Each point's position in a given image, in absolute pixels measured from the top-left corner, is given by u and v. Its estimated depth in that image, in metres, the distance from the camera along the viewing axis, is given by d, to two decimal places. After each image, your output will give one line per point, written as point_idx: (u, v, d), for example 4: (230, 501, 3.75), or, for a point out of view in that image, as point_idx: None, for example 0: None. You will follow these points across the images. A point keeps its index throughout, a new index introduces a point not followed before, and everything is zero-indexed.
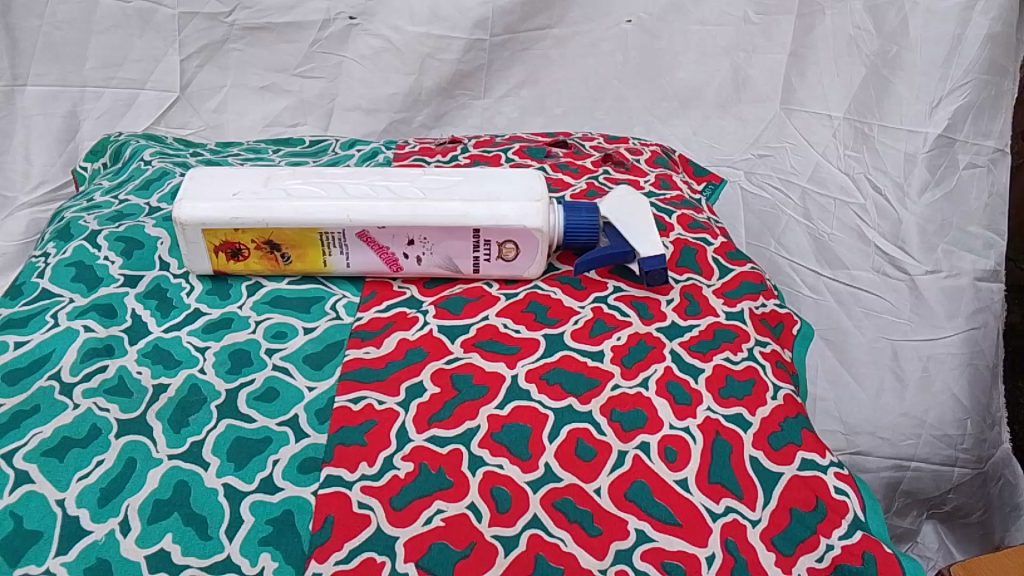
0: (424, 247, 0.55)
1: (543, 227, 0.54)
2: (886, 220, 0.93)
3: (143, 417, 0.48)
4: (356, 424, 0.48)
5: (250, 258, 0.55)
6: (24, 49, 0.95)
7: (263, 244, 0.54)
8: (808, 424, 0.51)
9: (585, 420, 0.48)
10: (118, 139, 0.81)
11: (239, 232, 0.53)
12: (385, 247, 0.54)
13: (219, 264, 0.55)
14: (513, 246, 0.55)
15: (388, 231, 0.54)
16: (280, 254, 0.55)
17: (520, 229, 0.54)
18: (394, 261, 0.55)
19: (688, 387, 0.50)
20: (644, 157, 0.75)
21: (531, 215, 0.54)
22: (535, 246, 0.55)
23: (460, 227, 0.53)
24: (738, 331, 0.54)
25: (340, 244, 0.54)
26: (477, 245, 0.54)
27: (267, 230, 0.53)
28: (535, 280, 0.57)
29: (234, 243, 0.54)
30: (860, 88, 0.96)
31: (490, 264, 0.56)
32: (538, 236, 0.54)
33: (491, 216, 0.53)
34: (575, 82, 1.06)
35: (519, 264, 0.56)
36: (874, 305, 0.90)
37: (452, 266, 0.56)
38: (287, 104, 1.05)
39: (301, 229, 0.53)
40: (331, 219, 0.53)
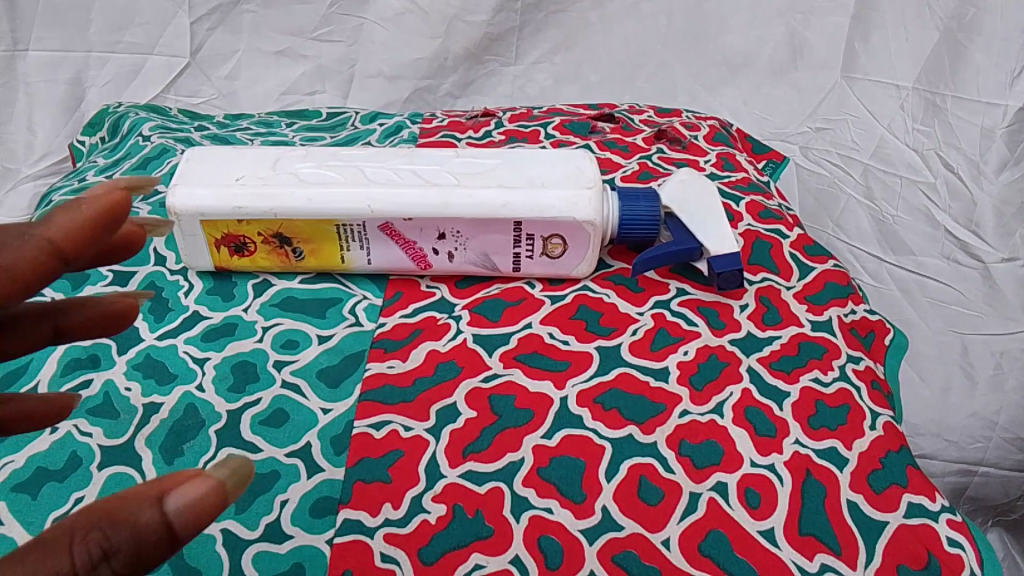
0: (457, 242, 0.47)
1: (596, 219, 0.46)
2: (958, 200, 0.84)
3: (131, 444, 0.41)
4: (378, 455, 0.40)
5: (257, 253, 0.47)
6: (23, 13, 0.88)
7: (271, 238, 0.46)
8: (912, 460, 0.43)
9: (650, 454, 0.41)
10: (117, 110, 0.73)
11: (243, 224, 0.46)
12: (412, 241, 0.47)
13: (221, 260, 0.48)
14: (560, 241, 0.47)
15: (415, 224, 0.46)
16: (291, 249, 0.47)
17: (568, 222, 0.46)
18: (422, 258, 0.48)
19: (771, 416, 0.42)
20: (702, 133, 0.67)
21: (582, 205, 0.45)
22: (586, 241, 0.47)
23: (498, 219, 0.45)
24: (826, 345, 0.46)
25: (359, 238, 0.46)
26: (518, 240, 0.47)
27: (275, 221, 0.45)
28: (585, 280, 0.49)
29: (237, 236, 0.46)
30: (932, 54, 0.86)
31: (533, 261, 0.48)
32: (590, 229, 0.46)
33: (535, 207, 0.45)
34: (616, 48, 0.97)
35: (567, 262, 0.48)
36: (943, 295, 0.81)
37: (489, 263, 0.48)
38: (305, 70, 0.97)
39: (314, 221, 0.45)
40: (349, 209, 0.45)
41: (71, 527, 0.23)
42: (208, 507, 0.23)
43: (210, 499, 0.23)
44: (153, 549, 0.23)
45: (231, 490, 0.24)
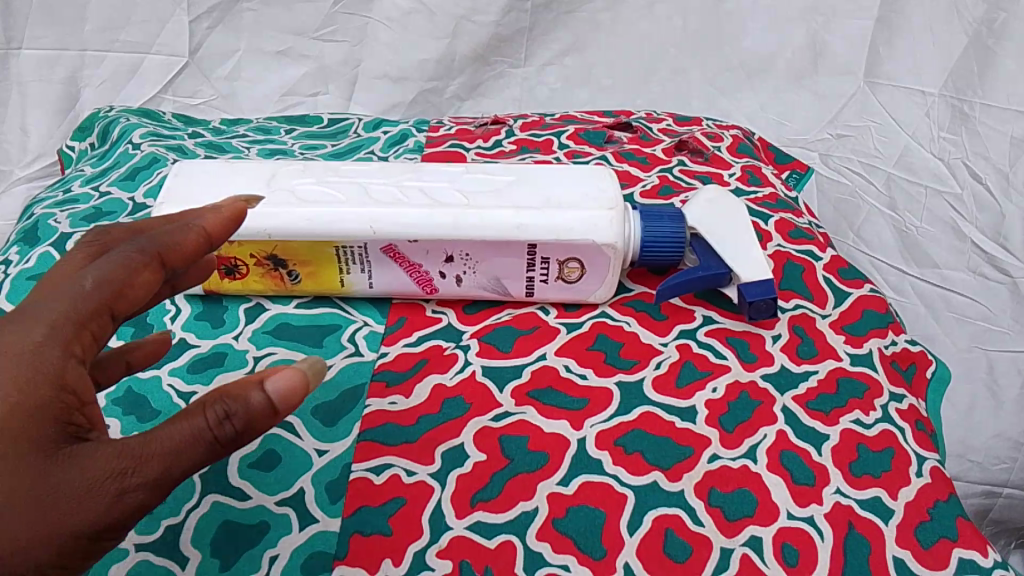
0: (466, 265, 0.43)
1: (618, 243, 0.42)
2: (985, 212, 0.80)
3: None
4: (378, 503, 0.37)
5: (250, 275, 0.43)
6: (17, 10, 0.84)
7: (265, 259, 0.43)
8: (963, 511, 0.39)
9: (677, 504, 0.37)
10: (107, 114, 0.69)
11: (235, 244, 0.42)
12: (417, 264, 0.43)
13: (211, 282, 0.44)
14: (578, 265, 0.43)
15: (421, 245, 0.42)
16: (286, 271, 0.43)
17: (587, 245, 0.42)
18: (428, 281, 0.44)
19: (809, 461, 0.39)
20: (725, 143, 0.63)
21: (602, 227, 0.42)
22: (606, 266, 0.43)
23: (511, 242, 0.42)
24: (867, 381, 0.43)
25: (360, 260, 0.43)
26: (532, 264, 0.43)
27: (269, 242, 0.42)
28: (604, 305, 0.45)
29: (228, 258, 0.43)
30: (960, 60, 0.82)
31: (547, 286, 0.44)
32: (610, 254, 0.42)
33: (551, 228, 0.42)
34: (629, 49, 0.93)
35: (584, 287, 0.44)
36: (968, 310, 0.78)
37: (499, 287, 0.44)
38: (307, 71, 0.94)
39: (311, 242, 0.42)
40: (349, 230, 0.41)
41: (198, 400, 0.26)
42: (300, 387, 0.27)
43: (300, 381, 0.27)
44: (262, 420, 0.26)
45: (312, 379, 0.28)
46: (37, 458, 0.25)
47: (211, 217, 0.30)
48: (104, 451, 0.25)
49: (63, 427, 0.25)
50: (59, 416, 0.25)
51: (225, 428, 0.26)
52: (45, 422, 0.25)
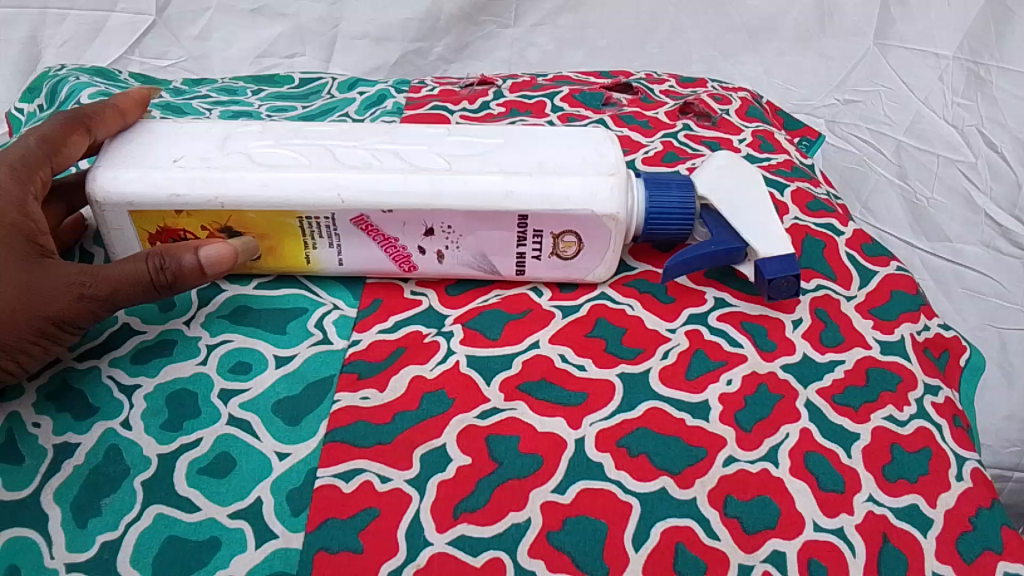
0: (449, 239, 0.38)
1: (620, 214, 0.37)
2: (1002, 182, 0.74)
3: (36, 498, 0.32)
4: (347, 515, 0.32)
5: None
6: None
7: (218, 232, 0.37)
8: (1007, 519, 0.35)
9: (689, 515, 0.32)
10: (57, 74, 0.63)
11: (183, 215, 0.37)
12: (393, 239, 0.38)
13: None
14: (575, 239, 0.38)
15: (397, 217, 0.37)
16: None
17: (585, 216, 0.37)
18: (405, 258, 0.39)
19: (837, 464, 0.34)
20: (734, 107, 0.58)
21: (602, 196, 0.37)
22: (606, 241, 0.38)
23: (499, 212, 0.37)
24: (899, 372, 0.38)
25: (328, 233, 0.38)
26: (522, 237, 0.38)
27: (224, 212, 0.37)
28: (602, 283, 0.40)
29: (176, 230, 0.37)
30: (976, 20, 0.78)
31: (540, 263, 0.39)
32: (611, 225, 0.37)
33: (545, 197, 0.36)
34: (626, 7, 0.88)
35: (581, 264, 0.39)
36: (980, 285, 0.72)
37: (487, 265, 0.39)
38: (283, 30, 0.87)
39: (272, 212, 0.37)
40: (313, 198, 0.36)
41: (145, 252, 0.35)
42: (226, 259, 0.36)
43: (227, 255, 0.36)
44: (190, 278, 0.35)
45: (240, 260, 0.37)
46: (14, 265, 0.34)
47: (123, 98, 0.40)
48: (67, 270, 0.35)
49: (32, 245, 0.35)
50: (27, 238, 0.35)
51: (162, 274, 0.35)
52: (19, 239, 0.35)
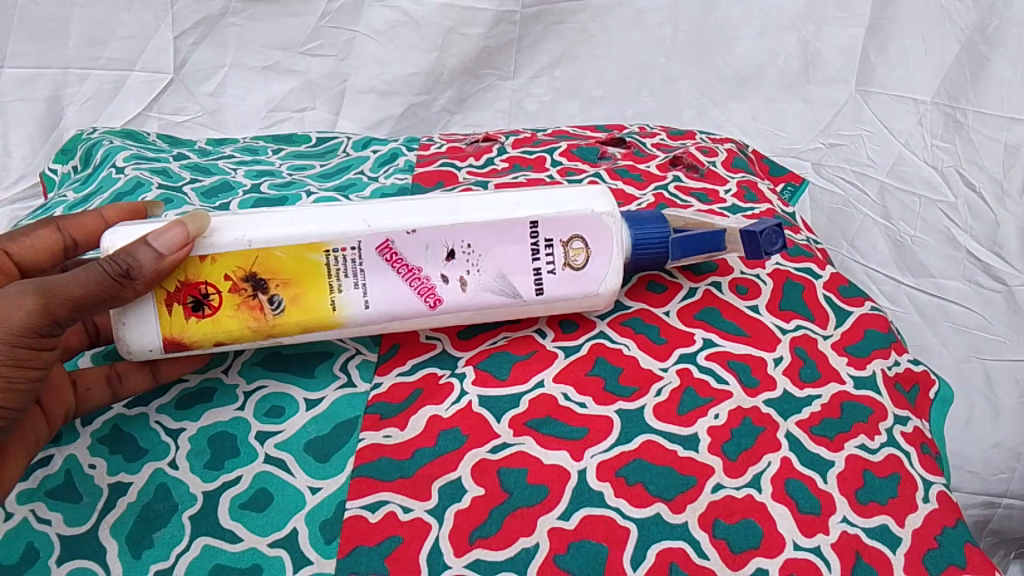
0: (468, 260, 0.40)
1: (614, 210, 0.42)
2: (980, 221, 0.82)
3: (94, 533, 0.36)
4: (374, 542, 0.36)
5: (221, 309, 0.40)
6: None
7: (242, 280, 0.39)
8: (970, 536, 0.39)
9: (681, 537, 0.36)
10: (90, 137, 0.68)
11: (207, 262, 0.39)
12: (417, 270, 0.40)
13: (172, 326, 0.39)
14: (582, 245, 0.41)
15: (420, 238, 0.40)
16: (266, 298, 0.40)
17: (587, 216, 0.41)
18: (430, 290, 0.40)
19: (815, 489, 0.38)
20: (720, 158, 0.62)
21: (596, 197, 0.41)
22: (610, 242, 0.42)
23: (512, 220, 0.40)
24: (871, 405, 0.42)
25: (354, 269, 0.40)
26: (535, 249, 0.41)
27: (251, 251, 0.39)
28: (614, 294, 0.42)
29: (197, 284, 0.39)
30: (952, 67, 0.83)
31: (556, 278, 0.41)
32: (609, 222, 0.41)
33: (549, 202, 0.41)
34: (620, 59, 0.93)
35: (592, 272, 0.42)
36: (965, 320, 0.81)
37: (507, 286, 0.41)
38: (293, 85, 0.93)
39: (298, 248, 0.39)
40: (340, 229, 0.39)
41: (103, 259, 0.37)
42: (173, 234, 0.37)
43: (173, 231, 0.37)
44: (147, 264, 0.37)
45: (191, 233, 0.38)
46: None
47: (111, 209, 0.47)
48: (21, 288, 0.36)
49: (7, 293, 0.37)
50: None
51: (117, 265, 0.36)
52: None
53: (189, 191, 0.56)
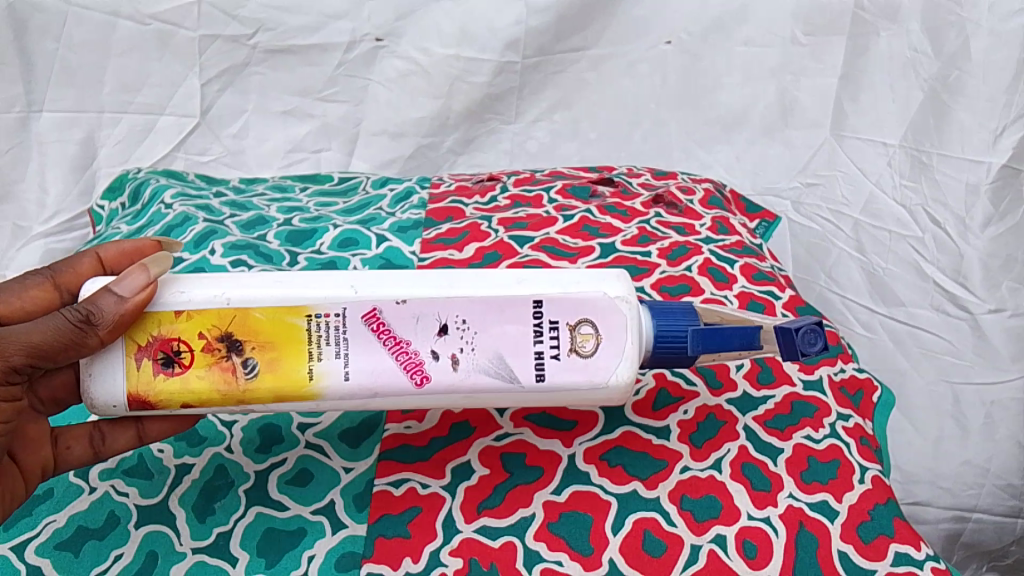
0: (463, 337, 0.41)
1: (630, 296, 0.41)
2: (946, 254, 0.91)
3: (164, 503, 0.43)
4: (398, 511, 0.43)
5: (192, 368, 0.41)
6: (39, 74, 0.93)
7: (216, 338, 0.41)
8: (900, 512, 0.46)
9: (653, 509, 0.43)
10: (137, 177, 0.76)
11: (185, 321, 0.41)
12: (405, 343, 0.41)
13: (139, 381, 0.41)
14: (592, 330, 0.41)
15: (411, 310, 0.41)
16: (240, 361, 0.41)
17: (598, 297, 0.41)
18: (418, 367, 0.41)
19: (766, 471, 0.45)
20: (697, 197, 0.70)
21: (611, 280, 0.42)
22: (624, 327, 0.41)
23: (514, 297, 0.41)
24: (818, 404, 0.49)
25: (336, 337, 0.41)
26: (539, 330, 0.41)
27: (229, 310, 0.41)
28: (627, 388, 0.41)
29: (171, 342, 0.41)
30: (917, 114, 0.91)
31: (560, 362, 0.41)
32: (625, 308, 0.41)
33: (556, 284, 0.42)
34: (612, 106, 1.01)
35: (600, 360, 0.41)
36: (934, 346, 0.92)
37: (501, 366, 0.41)
38: (310, 128, 1.02)
39: (279, 311, 0.41)
40: (327, 294, 0.41)
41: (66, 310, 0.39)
42: (133, 276, 0.39)
43: (133, 273, 0.39)
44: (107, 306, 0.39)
45: (152, 274, 0.40)
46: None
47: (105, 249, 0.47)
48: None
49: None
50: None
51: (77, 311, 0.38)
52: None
53: (230, 224, 0.64)
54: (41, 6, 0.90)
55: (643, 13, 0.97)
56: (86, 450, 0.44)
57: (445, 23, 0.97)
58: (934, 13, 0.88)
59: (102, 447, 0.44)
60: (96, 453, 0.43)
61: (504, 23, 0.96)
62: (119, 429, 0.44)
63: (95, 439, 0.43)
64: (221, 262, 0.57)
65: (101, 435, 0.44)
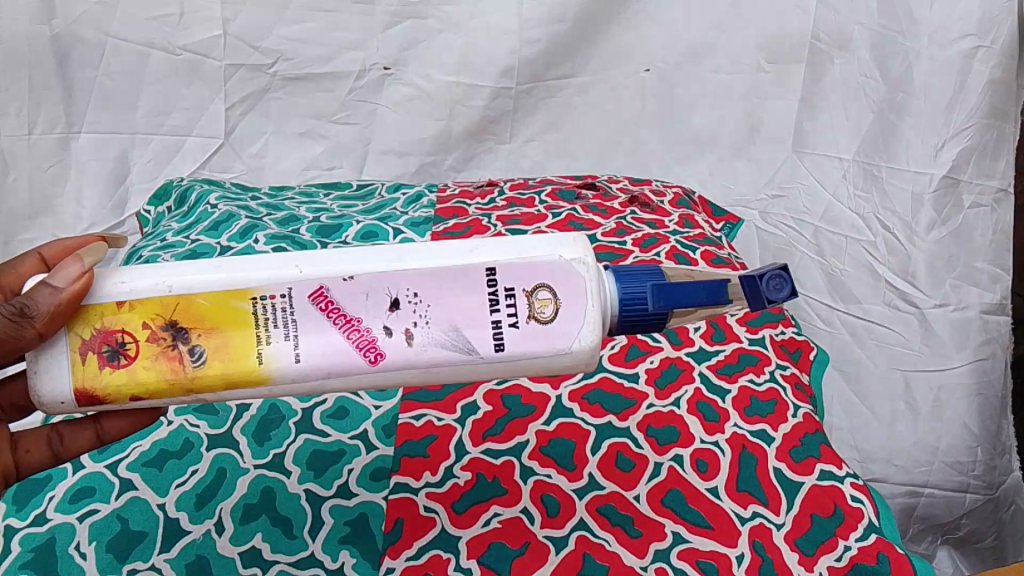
0: (416, 311, 0.42)
1: (586, 258, 0.43)
2: (896, 256, 1.02)
3: (229, 432, 0.53)
4: (418, 437, 0.53)
5: (138, 359, 0.41)
6: (78, 99, 1.03)
7: (161, 327, 0.42)
8: (826, 440, 0.56)
9: (624, 435, 0.54)
10: (181, 185, 0.86)
11: (127, 311, 0.41)
12: (356, 322, 0.42)
13: (85, 375, 0.41)
14: (549, 295, 0.43)
15: (359, 288, 0.42)
16: (186, 349, 0.42)
17: (553, 261, 0.43)
18: (371, 344, 0.42)
19: (716, 406, 0.56)
20: (667, 199, 0.81)
21: (567, 243, 0.44)
22: (581, 289, 0.43)
23: (468, 267, 0.43)
24: (760, 356, 0.60)
25: (284, 319, 0.42)
26: (495, 299, 0.43)
27: (172, 298, 0.42)
28: (592, 351, 0.43)
29: (114, 333, 0.41)
30: (869, 131, 1.01)
31: (518, 330, 0.43)
32: (582, 270, 0.43)
33: (509, 251, 0.43)
34: (597, 127, 1.13)
35: (561, 325, 0.43)
36: (887, 338, 1.03)
37: (461, 338, 0.42)
38: (325, 148, 1.13)
39: (223, 295, 0.42)
40: (274, 276, 0.42)
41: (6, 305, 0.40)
42: (66, 266, 0.40)
43: (67, 263, 0.40)
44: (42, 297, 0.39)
45: (86, 263, 0.41)
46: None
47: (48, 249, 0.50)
48: None
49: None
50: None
51: (14, 304, 0.39)
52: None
53: (268, 221, 0.74)
54: (82, 38, 1.01)
55: (625, 44, 1.08)
56: (46, 452, 0.48)
57: (446, 54, 1.07)
58: (880, 44, 0.98)
59: (60, 448, 0.48)
60: (56, 453, 0.48)
61: (500, 53, 1.06)
62: (76, 431, 0.47)
63: (52, 441, 0.47)
64: (265, 248, 0.68)
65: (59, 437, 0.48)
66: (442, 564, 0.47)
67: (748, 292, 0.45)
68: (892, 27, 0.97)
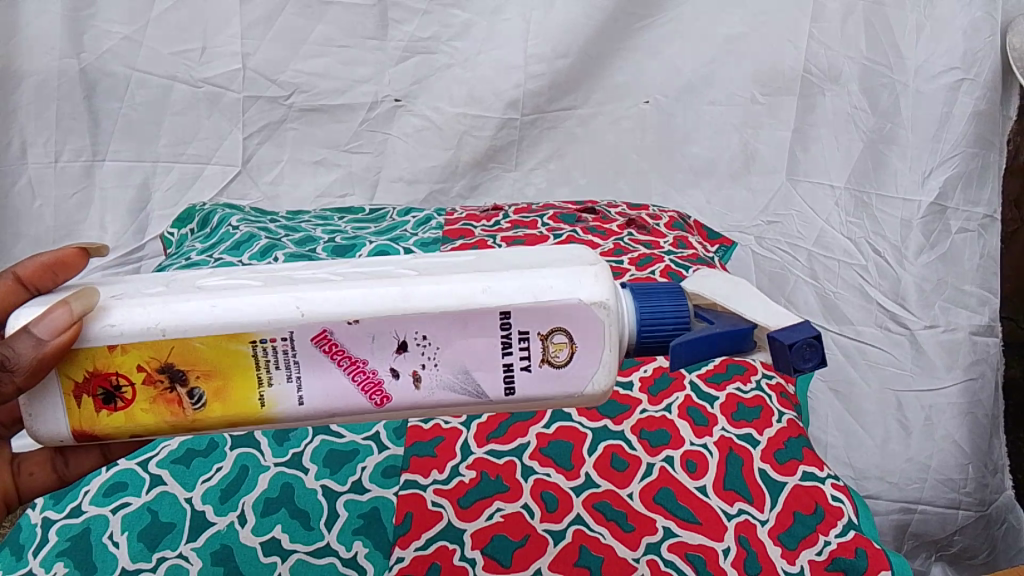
0: (424, 353, 0.43)
1: (607, 301, 0.43)
2: (886, 279, 1.06)
3: (251, 432, 0.57)
4: (427, 438, 0.57)
5: (134, 402, 0.43)
6: (104, 129, 1.09)
7: (158, 371, 0.42)
8: (808, 444, 0.60)
9: (619, 437, 0.58)
10: (204, 208, 0.91)
11: (117, 352, 0.42)
12: (361, 362, 0.43)
13: (82, 419, 0.43)
14: (565, 339, 0.43)
15: (365, 329, 0.42)
16: (185, 391, 0.43)
17: (575, 305, 0.43)
18: (377, 387, 0.43)
19: (705, 412, 0.60)
20: (664, 222, 0.86)
21: (589, 285, 0.43)
22: (599, 333, 0.43)
23: (483, 311, 0.42)
24: (748, 365, 0.65)
25: (286, 360, 0.42)
26: (509, 341, 0.43)
27: (167, 341, 0.41)
28: (605, 393, 0.44)
29: (108, 374, 0.42)
30: (859, 160, 1.05)
31: (530, 373, 0.44)
32: (603, 313, 0.43)
33: (526, 292, 0.42)
34: (600, 159, 1.16)
35: (575, 369, 0.44)
36: (878, 358, 1.07)
37: (467, 378, 0.44)
38: (338, 176, 1.17)
39: (216, 339, 0.42)
40: (274, 320, 0.42)
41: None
42: (52, 311, 0.39)
43: (53, 308, 0.39)
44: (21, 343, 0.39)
45: (73, 308, 0.40)
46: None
47: (25, 267, 0.46)
48: None
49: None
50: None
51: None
52: None
53: (287, 241, 0.79)
54: (110, 72, 1.06)
55: (626, 78, 1.12)
56: (49, 476, 0.48)
57: (455, 87, 1.13)
58: (869, 77, 1.02)
59: (65, 471, 0.47)
60: (61, 476, 0.47)
61: (506, 86, 1.11)
62: (81, 453, 0.47)
63: (56, 463, 0.47)
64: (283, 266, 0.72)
65: (64, 459, 0.47)
66: (448, 553, 0.52)
67: (776, 357, 0.44)
68: (880, 62, 1.01)
